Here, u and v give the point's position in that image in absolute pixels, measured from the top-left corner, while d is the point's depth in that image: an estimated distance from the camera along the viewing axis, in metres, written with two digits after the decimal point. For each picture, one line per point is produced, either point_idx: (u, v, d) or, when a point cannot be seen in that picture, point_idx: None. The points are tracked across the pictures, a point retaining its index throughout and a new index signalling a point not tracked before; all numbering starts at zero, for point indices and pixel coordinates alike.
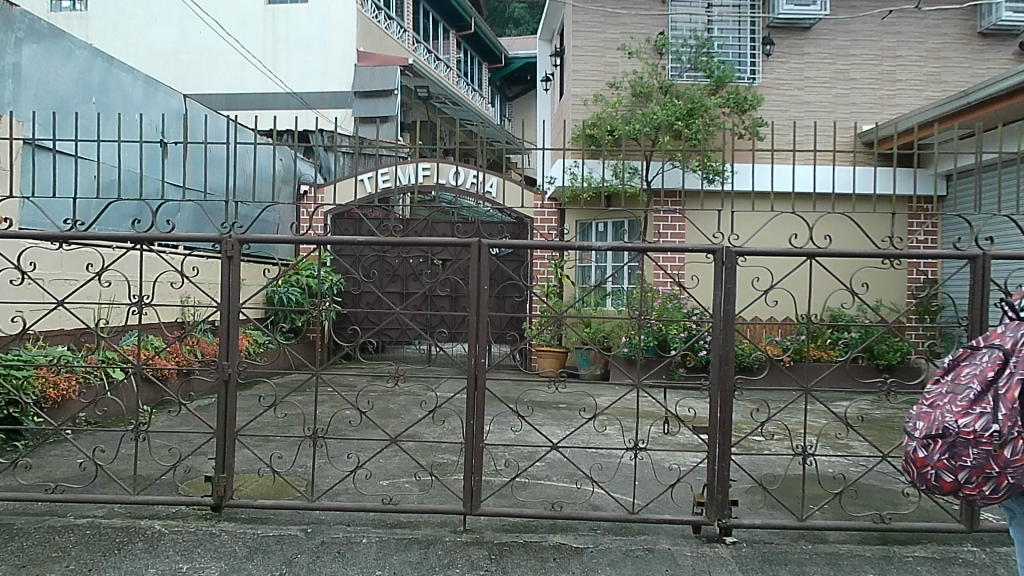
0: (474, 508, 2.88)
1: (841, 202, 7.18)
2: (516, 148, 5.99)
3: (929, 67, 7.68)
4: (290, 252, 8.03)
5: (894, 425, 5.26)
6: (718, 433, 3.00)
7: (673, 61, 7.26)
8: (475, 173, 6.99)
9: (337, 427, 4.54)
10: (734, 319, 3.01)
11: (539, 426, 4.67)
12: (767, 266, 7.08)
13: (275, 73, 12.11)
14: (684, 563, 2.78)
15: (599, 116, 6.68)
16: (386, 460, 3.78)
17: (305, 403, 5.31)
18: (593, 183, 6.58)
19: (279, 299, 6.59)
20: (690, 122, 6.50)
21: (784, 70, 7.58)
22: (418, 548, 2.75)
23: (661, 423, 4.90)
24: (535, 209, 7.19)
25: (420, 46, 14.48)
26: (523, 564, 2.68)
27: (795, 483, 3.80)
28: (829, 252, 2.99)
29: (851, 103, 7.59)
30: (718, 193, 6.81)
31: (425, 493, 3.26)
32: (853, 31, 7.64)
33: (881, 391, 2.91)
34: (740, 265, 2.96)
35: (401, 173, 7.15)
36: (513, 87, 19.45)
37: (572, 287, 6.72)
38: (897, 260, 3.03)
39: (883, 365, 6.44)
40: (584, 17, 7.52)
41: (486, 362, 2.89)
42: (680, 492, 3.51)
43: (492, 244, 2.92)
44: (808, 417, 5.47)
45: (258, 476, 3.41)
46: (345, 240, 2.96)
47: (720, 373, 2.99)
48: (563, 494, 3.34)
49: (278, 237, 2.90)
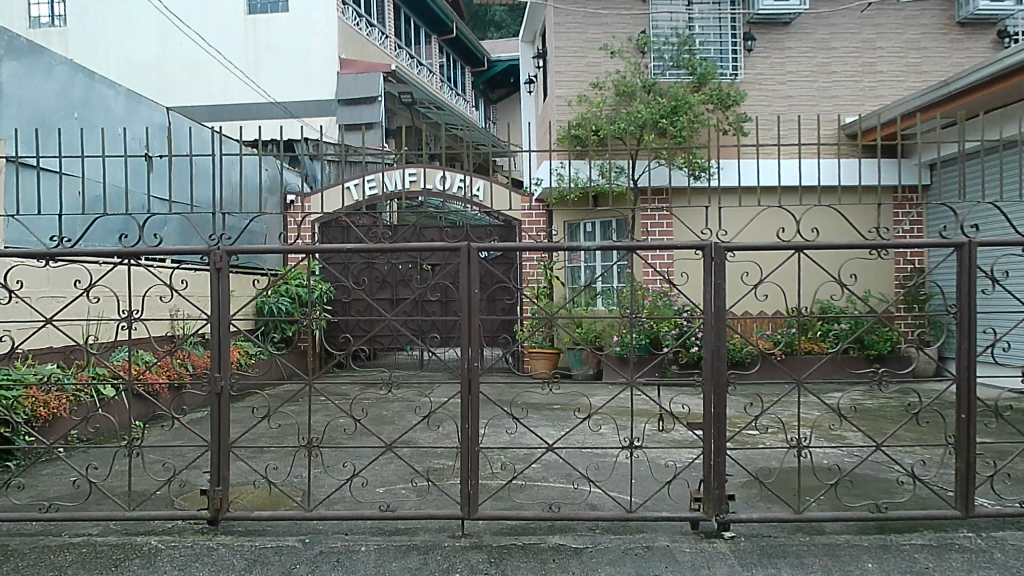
0: (471, 512, 2.87)
1: (826, 194, 7.23)
2: (502, 152, 5.99)
3: (909, 57, 7.73)
4: (279, 263, 8.01)
5: (887, 414, 5.31)
6: (713, 428, 3.01)
7: (656, 60, 7.29)
8: (462, 177, 6.94)
9: (332, 435, 4.55)
10: (726, 315, 3.03)
11: (534, 428, 4.70)
12: (755, 261, 7.16)
13: (258, 83, 12.07)
14: (684, 560, 2.79)
15: (584, 116, 6.71)
16: (383, 467, 3.78)
17: (299, 413, 5.30)
18: (580, 183, 6.59)
19: (269, 309, 6.56)
20: (675, 119, 6.52)
21: (766, 65, 7.61)
22: (417, 554, 2.74)
23: (656, 421, 4.94)
24: (522, 211, 7.13)
25: (403, 51, 14.48)
26: (524, 566, 2.68)
27: (791, 475, 3.82)
28: (817, 245, 3.00)
29: (833, 96, 7.63)
30: (704, 190, 6.84)
31: (422, 499, 3.26)
32: (832, 24, 7.69)
33: (873, 381, 2.93)
34: (729, 261, 2.96)
35: (388, 179, 7.14)
36: (497, 91, 19.47)
37: (562, 288, 6.74)
38: (883, 250, 3.04)
39: (874, 355, 6.48)
40: (566, 18, 7.54)
41: (479, 366, 2.89)
42: (677, 488, 3.52)
43: (481, 247, 2.91)
44: (801, 410, 5.54)
45: (254, 488, 3.40)
46: (333, 248, 2.93)
47: (713, 370, 3.00)
48: (559, 494, 3.33)
49: (266, 247, 2.87)
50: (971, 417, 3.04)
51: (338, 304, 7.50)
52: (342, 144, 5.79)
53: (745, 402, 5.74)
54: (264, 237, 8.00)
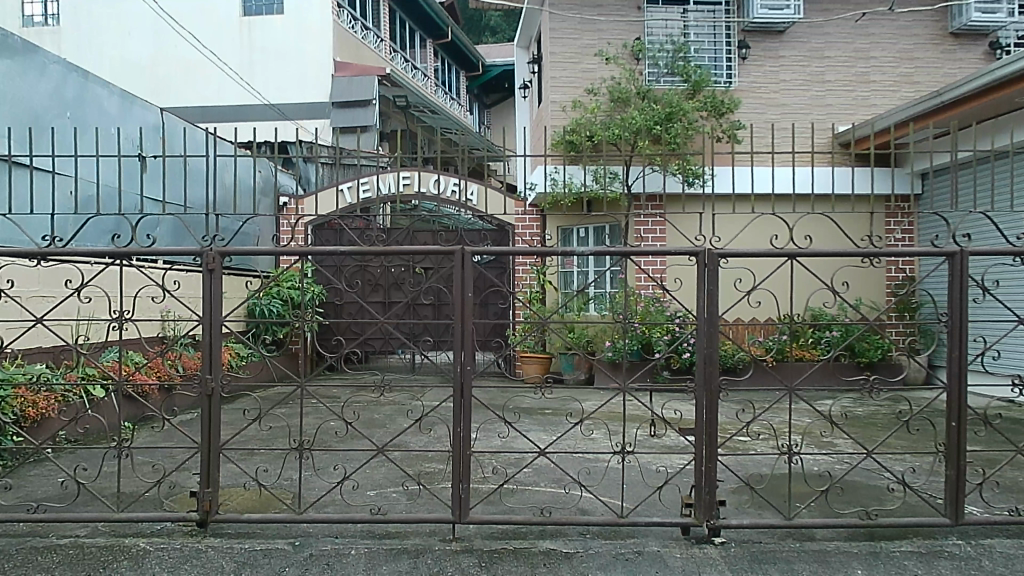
0: (462, 516, 2.85)
1: (819, 202, 7.26)
2: (496, 156, 5.97)
3: (902, 67, 7.78)
4: (270, 265, 7.99)
5: (877, 421, 5.33)
6: (705, 433, 3.03)
7: (651, 66, 7.35)
8: (455, 181, 6.92)
9: (322, 438, 4.54)
10: (718, 321, 3.04)
11: (525, 432, 4.70)
12: (749, 267, 7.19)
13: (252, 84, 12.05)
14: (674, 565, 2.80)
15: (578, 122, 6.73)
16: (372, 470, 3.77)
17: (289, 415, 5.29)
18: (573, 189, 6.59)
19: (260, 310, 6.55)
20: (669, 126, 6.54)
21: (760, 73, 7.64)
22: (407, 557, 2.73)
23: (647, 427, 4.96)
24: (516, 216, 7.13)
25: (397, 54, 14.51)
26: (513, 571, 2.68)
27: (782, 482, 3.82)
28: (810, 253, 3.01)
29: (827, 104, 7.67)
30: (697, 197, 6.86)
31: (413, 502, 3.25)
32: (826, 33, 7.73)
33: (864, 389, 2.95)
34: (722, 266, 2.98)
35: (381, 181, 7.14)
36: (491, 96, 19.51)
37: (555, 293, 6.74)
38: (875, 258, 3.05)
39: (865, 362, 6.52)
40: (561, 24, 7.53)
41: (472, 370, 2.89)
42: (668, 494, 3.52)
43: (475, 251, 2.90)
44: (793, 417, 5.55)
45: (244, 490, 3.39)
46: (327, 250, 2.91)
47: (706, 376, 3.02)
48: (550, 499, 3.33)
49: (260, 249, 2.86)
50: (961, 425, 3.06)
51: (330, 306, 7.49)
52: (336, 147, 5.75)
53: (734, 407, 5.78)
54: (256, 238, 7.97)
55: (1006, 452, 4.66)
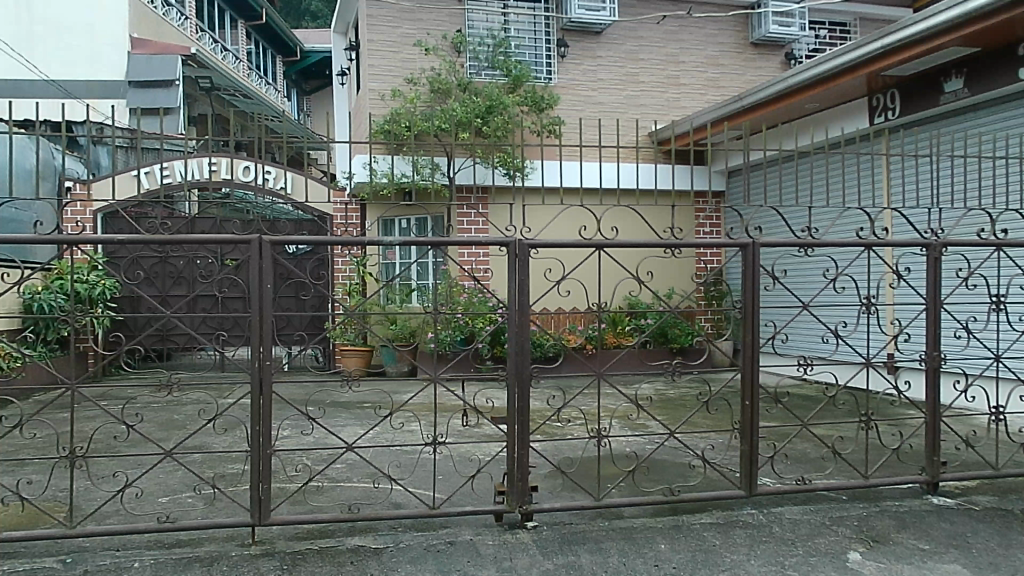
0: (262, 518, 2.71)
1: (627, 196, 7.63)
2: (310, 143, 5.74)
3: (710, 73, 8.30)
4: (50, 255, 7.28)
5: (682, 402, 5.65)
6: (518, 422, 3.07)
7: (471, 60, 7.39)
8: (266, 169, 6.61)
9: (105, 444, 4.18)
10: (529, 311, 3.10)
11: (337, 427, 4.56)
12: (560, 258, 7.43)
13: (29, 58, 10.97)
14: (487, 553, 2.81)
15: (398, 112, 6.63)
16: (163, 476, 3.51)
17: (68, 421, 4.83)
18: (393, 179, 6.49)
19: (38, 307, 5.95)
20: (489, 120, 6.64)
21: (578, 71, 7.89)
22: (200, 565, 2.56)
23: (462, 416, 5.00)
24: (333, 205, 6.94)
25: (205, 35, 13.72)
26: (319, 571, 2.58)
27: (592, 465, 3.95)
28: (615, 245, 3.23)
29: (641, 104, 8.06)
30: (512, 190, 7.00)
31: (209, 507, 3.06)
32: (641, 36, 8.09)
33: (668, 372, 3.06)
34: (532, 257, 3.05)
35: (183, 167, 6.71)
36: (311, 82, 18.94)
37: (374, 285, 6.62)
38: (678, 251, 3.38)
39: (677, 348, 6.90)
40: (379, 10, 7.41)
41: (272, 364, 2.76)
42: (481, 482, 3.53)
43: (275, 239, 2.77)
44: (604, 400, 5.78)
45: (6, 505, 3.05)
46: (113, 239, 2.71)
47: (517, 364, 3.05)
48: (361, 495, 3.24)
49: (22, 237, 2.59)
50: (754, 402, 3.53)
51: (125, 301, 6.93)
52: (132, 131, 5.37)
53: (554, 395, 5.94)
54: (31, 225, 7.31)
55: (792, 426, 5.11)
